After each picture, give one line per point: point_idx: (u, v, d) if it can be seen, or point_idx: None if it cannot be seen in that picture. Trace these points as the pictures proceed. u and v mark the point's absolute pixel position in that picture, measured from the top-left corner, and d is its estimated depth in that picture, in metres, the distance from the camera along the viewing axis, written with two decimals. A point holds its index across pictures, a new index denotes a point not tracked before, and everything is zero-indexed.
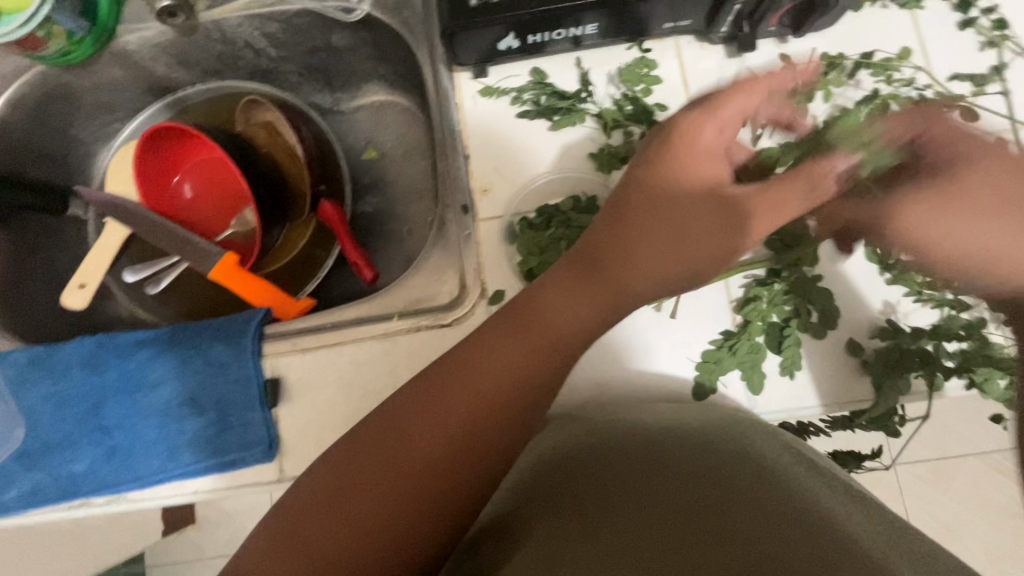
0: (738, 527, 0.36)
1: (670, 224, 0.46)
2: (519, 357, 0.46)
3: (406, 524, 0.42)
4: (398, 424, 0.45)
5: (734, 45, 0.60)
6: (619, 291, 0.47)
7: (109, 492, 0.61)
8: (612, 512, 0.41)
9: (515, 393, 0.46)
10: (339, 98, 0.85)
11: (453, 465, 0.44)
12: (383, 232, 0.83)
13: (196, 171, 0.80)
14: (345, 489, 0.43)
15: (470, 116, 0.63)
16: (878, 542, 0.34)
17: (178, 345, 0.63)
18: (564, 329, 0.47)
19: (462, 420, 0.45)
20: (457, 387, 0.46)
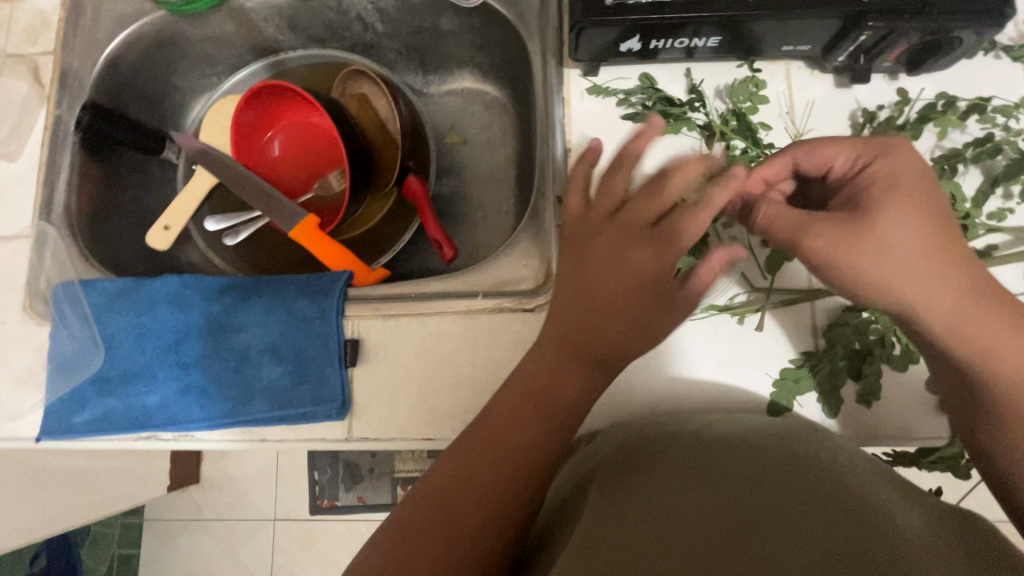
0: (788, 529, 0.38)
1: (623, 269, 0.50)
2: (527, 423, 0.49)
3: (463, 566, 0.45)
4: (443, 490, 0.48)
5: (845, 76, 0.62)
6: (604, 364, 0.51)
7: (179, 428, 0.62)
8: (665, 512, 0.43)
9: (531, 450, 0.49)
10: (430, 81, 0.87)
11: (484, 519, 0.47)
12: (457, 215, 0.84)
13: (289, 131, 0.82)
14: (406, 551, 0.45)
15: (576, 112, 0.64)
16: (932, 542, 0.36)
17: (263, 295, 0.64)
18: (565, 384, 0.51)
19: (489, 471, 0.48)
20: (475, 455, 0.49)
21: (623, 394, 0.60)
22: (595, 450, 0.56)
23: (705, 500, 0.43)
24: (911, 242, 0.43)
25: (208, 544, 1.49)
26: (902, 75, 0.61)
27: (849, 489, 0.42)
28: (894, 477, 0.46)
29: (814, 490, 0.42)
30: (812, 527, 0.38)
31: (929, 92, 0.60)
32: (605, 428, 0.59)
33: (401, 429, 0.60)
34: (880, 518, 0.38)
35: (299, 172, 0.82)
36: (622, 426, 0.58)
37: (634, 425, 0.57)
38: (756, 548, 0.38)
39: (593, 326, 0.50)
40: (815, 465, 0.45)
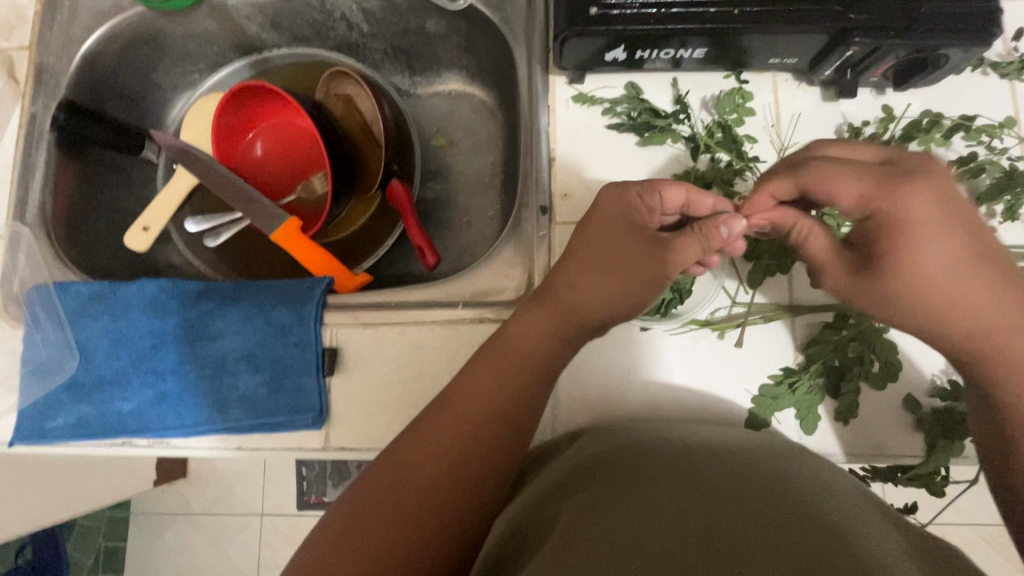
0: (773, 542, 0.38)
1: (600, 241, 0.52)
2: (489, 382, 0.49)
3: (422, 538, 0.43)
4: (406, 460, 0.46)
5: (832, 90, 0.61)
6: (571, 317, 0.51)
7: (154, 435, 0.61)
8: (650, 520, 0.42)
9: (494, 411, 0.48)
10: (417, 82, 0.86)
11: (448, 483, 0.45)
12: (442, 219, 0.83)
13: (271, 131, 0.81)
14: (366, 524, 0.43)
15: (561, 121, 0.64)
16: (905, 565, 0.36)
17: (242, 301, 0.63)
18: (528, 349, 0.50)
19: (454, 439, 0.47)
20: (444, 413, 0.48)
21: (603, 406, 0.60)
22: (572, 453, 0.55)
23: (685, 505, 0.42)
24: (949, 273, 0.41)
25: (196, 539, 1.49)
26: (890, 90, 0.60)
27: (822, 510, 0.41)
28: (868, 498, 0.45)
29: (791, 502, 0.42)
30: (789, 546, 0.37)
31: (915, 109, 0.60)
32: (588, 431, 0.58)
33: (380, 439, 0.60)
34: (857, 542, 0.38)
35: (283, 173, 0.81)
36: (603, 430, 0.57)
37: (616, 430, 0.57)
38: (739, 557, 0.37)
39: (571, 273, 0.52)
40: (790, 481, 0.45)
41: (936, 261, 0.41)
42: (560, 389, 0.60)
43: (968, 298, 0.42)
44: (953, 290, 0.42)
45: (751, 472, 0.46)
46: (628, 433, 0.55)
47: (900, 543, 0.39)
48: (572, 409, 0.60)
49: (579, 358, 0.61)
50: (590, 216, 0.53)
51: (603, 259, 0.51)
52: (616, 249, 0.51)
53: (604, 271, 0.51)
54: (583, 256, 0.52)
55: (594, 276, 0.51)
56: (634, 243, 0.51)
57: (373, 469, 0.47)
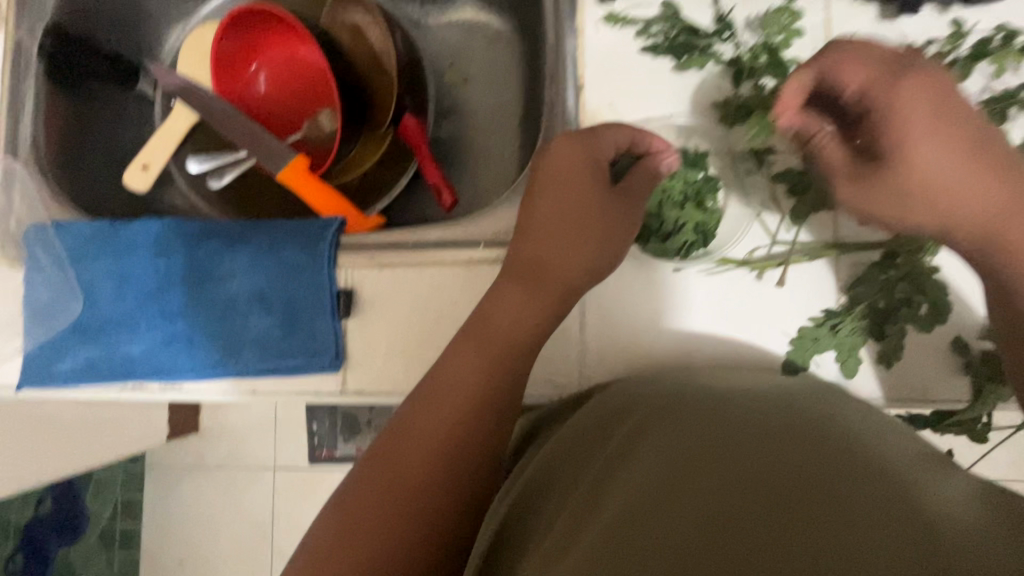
0: (826, 498, 0.36)
1: (568, 204, 0.53)
2: (474, 365, 0.47)
3: (439, 509, 0.43)
4: (415, 434, 0.45)
5: (891, 7, 0.55)
6: (548, 290, 0.51)
7: (164, 378, 0.59)
8: (689, 474, 0.39)
9: (483, 395, 0.47)
10: (429, 11, 0.80)
11: (456, 454, 0.45)
12: (457, 160, 0.78)
13: (274, 62, 0.75)
14: (382, 499, 0.42)
15: (589, 44, 0.59)
16: (976, 514, 0.33)
17: (251, 240, 0.60)
18: (513, 326, 0.49)
19: (457, 416, 0.46)
20: (430, 402, 0.46)
21: (631, 350, 0.57)
22: (594, 405, 0.53)
23: (717, 448, 0.41)
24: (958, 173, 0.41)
25: (211, 490, 1.51)
26: (957, 6, 0.54)
27: (872, 456, 0.39)
28: (921, 443, 0.43)
29: (840, 452, 0.39)
30: (841, 501, 0.35)
31: (987, 26, 0.54)
32: (615, 381, 0.55)
33: (398, 384, 0.57)
34: (910, 490, 0.36)
35: (288, 110, 0.76)
36: (631, 381, 0.55)
37: (645, 380, 0.54)
38: (786, 516, 0.35)
39: (540, 242, 0.53)
40: (841, 430, 0.42)
41: (929, 152, 0.41)
42: (587, 333, 0.58)
43: (961, 188, 0.41)
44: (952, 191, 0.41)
45: (795, 419, 0.43)
46: (660, 383, 0.52)
47: (960, 488, 0.36)
48: (599, 353, 0.57)
49: (606, 300, 0.57)
50: (551, 173, 0.53)
51: (570, 224, 0.52)
52: (579, 213, 0.53)
53: (573, 237, 0.52)
54: (550, 222, 0.53)
55: (564, 245, 0.52)
56: (593, 198, 0.53)
57: (385, 441, 0.46)
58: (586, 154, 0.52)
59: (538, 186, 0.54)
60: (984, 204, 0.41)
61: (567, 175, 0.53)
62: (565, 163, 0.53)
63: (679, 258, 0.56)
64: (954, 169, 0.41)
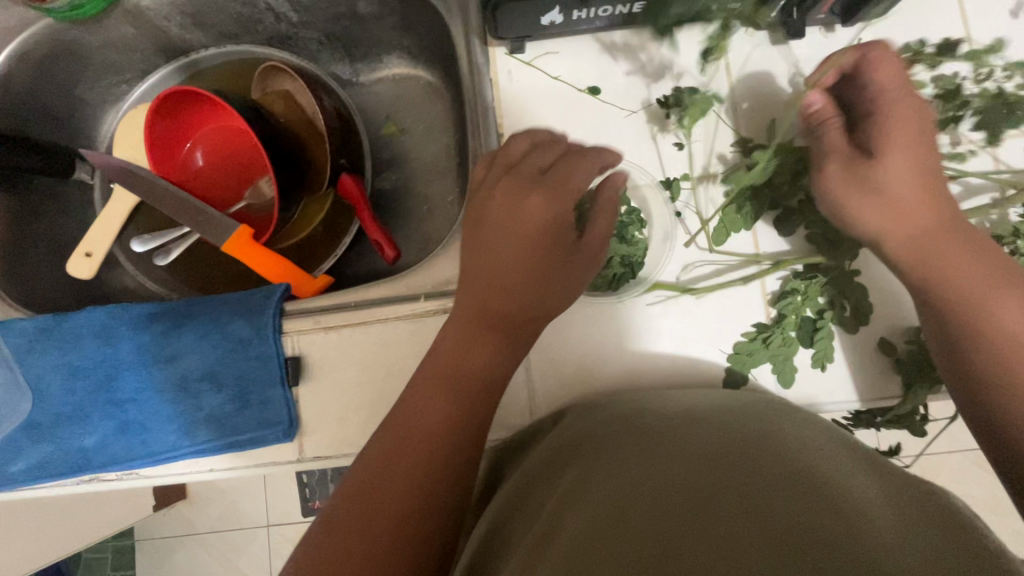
0: (763, 503, 0.37)
1: (522, 247, 0.50)
2: (437, 408, 0.48)
3: (398, 549, 0.43)
4: (377, 476, 0.45)
5: (779, 32, 0.59)
6: (501, 333, 0.50)
7: (120, 467, 0.59)
8: (637, 490, 0.41)
9: (443, 441, 0.47)
10: (359, 69, 0.82)
11: (423, 491, 0.45)
12: (401, 210, 0.80)
13: (211, 138, 0.77)
14: (340, 543, 0.42)
15: (506, 92, 0.61)
16: (892, 513, 0.35)
17: (195, 319, 0.61)
18: (472, 368, 0.49)
19: (421, 454, 0.46)
20: (388, 455, 0.46)
21: (578, 382, 0.59)
22: (551, 438, 0.54)
23: (663, 465, 0.42)
24: (909, 187, 0.47)
25: (205, 558, 1.48)
26: (839, 26, 0.58)
27: (803, 464, 0.41)
28: (854, 446, 0.46)
29: (775, 461, 0.41)
30: (773, 502, 0.37)
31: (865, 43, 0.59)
32: (573, 409, 0.56)
33: (356, 445, 0.58)
34: (837, 493, 0.37)
35: (227, 181, 0.77)
36: (587, 407, 0.56)
37: (599, 406, 0.56)
38: (727, 518, 0.36)
39: (485, 281, 0.51)
40: (775, 441, 0.44)
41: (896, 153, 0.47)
42: (534, 372, 0.59)
43: (906, 197, 0.47)
44: (907, 203, 0.47)
45: (737, 435, 0.45)
46: (611, 412, 0.53)
47: (880, 488, 0.38)
48: (550, 390, 0.59)
49: (549, 336, 0.59)
50: (515, 221, 0.50)
51: (534, 274, 0.49)
52: (532, 258, 0.49)
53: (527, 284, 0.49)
54: (502, 261, 0.50)
55: (514, 290, 0.50)
56: (558, 250, 0.50)
57: (347, 483, 0.46)
58: (554, 195, 0.49)
59: (491, 228, 0.51)
60: (914, 223, 0.47)
61: (525, 216, 0.49)
62: (527, 206, 0.49)
63: (612, 292, 0.58)
64: (902, 184, 0.47)
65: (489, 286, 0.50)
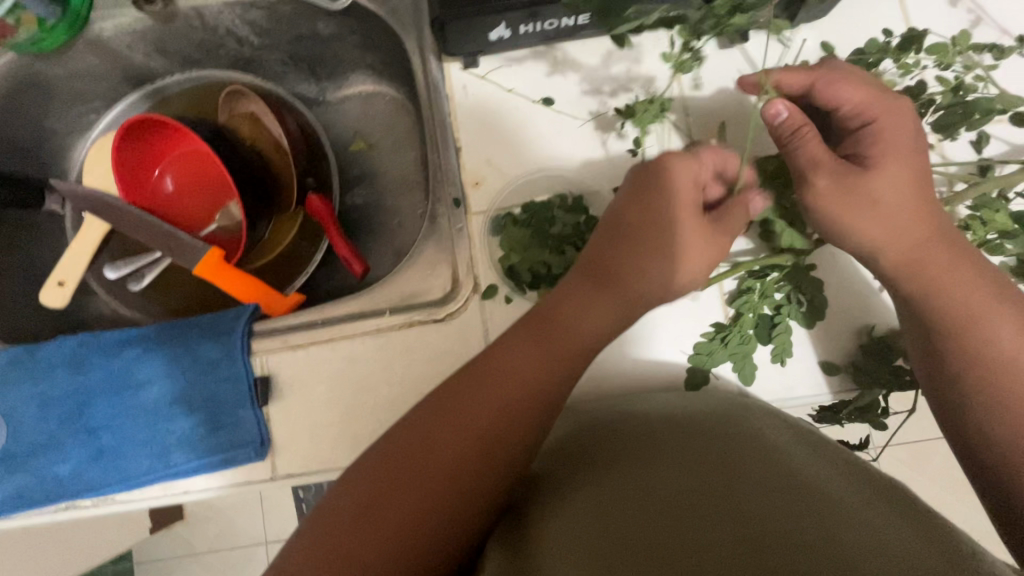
0: (753, 497, 0.39)
1: (649, 217, 0.50)
2: (532, 365, 0.47)
3: (446, 500, 0.43)
4: (437, 427, 0.45)
5: (725, 37, 0.60)
6: (609, 296, 0.49)
7: (96, 494, 0.59)
8: (642, 488, 0.42)
9: (534, 393, 0.46)
10: (325, 88, 0.83)
11: (494, 447, 0.44)
12: (372, 225, 0.81)
13: (179, 162, 0.78)
14: (383, 487, 0.42)
15: (462, 107, 0.62)
16: (868, 510, 0.37)
17: (165, 343, 0.62)
18: (579, 335, 0.48)
19: (498, 411, 0.45)
20: (448, 415, 0.45)
21: None
22: (554, 433, 0.56)
23: (669, 465, 0.44)
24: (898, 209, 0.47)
25: None
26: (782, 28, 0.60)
27: (789, 462, 0.42)
28: (825, 444, 0.48)
29: (767, 459, 0.43)
30: (762, 496, 0.39)
31: (810, 44, 0.60)
32: (566, 407, 0.58)
33: (328, 461, 0.58)
34: (821, 490, 0.39)
35: (198, 205, 0.78)
36: (581, 404, 0.58)
37: (593, 403, 0.57)
38: (726, 510, 0.38)
39: (604, 246, 0.50)
40: (761, 438, 0.46)
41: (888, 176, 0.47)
42: None
43: (901, 220, 0.47)
44: (901, 223, 0.47)
45: (730, 433, 0.46)
46: (606, 410, 0.54)
47: (855, 487, 0.40)
48: None
49: None
50: (651, 188, 0.50)
51: (653, 245, 0.49)
52: (664, 231, 0.50)
53: (646, 259, 0.49)
54: (631, 228, 0.50)
55: (636, 257, 0.49)
56: (692, 227, 0.50)
57: (396, 430, 0.46)
58: (691, 170, 0.50)
59: (624, 199, 0.51)
60: (902, 246, 0.48)
61: (671, 180, 0.50)
62: (670, 173, 0.50)
63: None
64: (901, 206, 0.47)
65: (611, 255, 0.50)
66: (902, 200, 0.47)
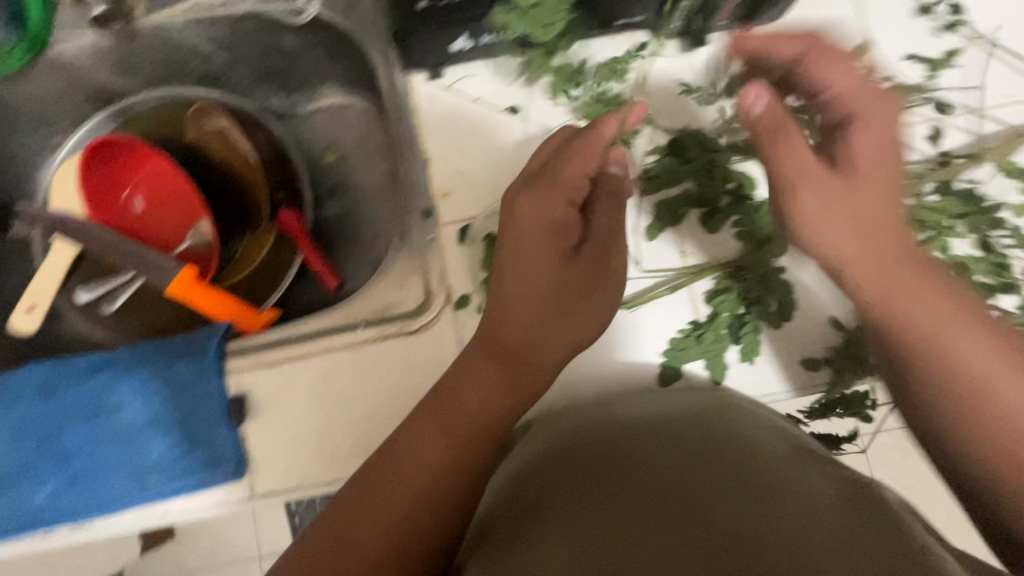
0: (736, 515, 0.38)
1: (540, 253, 0.53)
2: (485, 381, 0.52)
3: (423, 512, 0.48)
4: (399, 449, 0.50)
5: (687, 40, 0.61)
6: (559, 311, 0.53)
7: (69, 522, 0.59)
8: (625, 505, 0.42)
9: (489, 409, 0.52)
10: (296, 101, 0.81)
11: (449, 458, 0.50)
12: (348, 237, 0.81)
13: (147, 183, 0.76)
14: (354, 513, 0.48)
15: (429, 118, 0.62)
16: (848, 523, 0.37)
17: (137, 366, 0.61)
18: (525, 345, 0.52)
19: (456, 431, 0.50)
20: (406, 443, 0.50)
21: None
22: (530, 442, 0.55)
23: (653, 480, 0.43)
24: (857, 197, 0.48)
25: None
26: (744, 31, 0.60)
27: (771, 474, 0.42)
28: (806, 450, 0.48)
29: (751, 472, 0.42)
30: (745, 512, 0.38)
31: None
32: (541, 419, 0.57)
33: (305, 478, 0.58)
34: (804, 504, 0.39)
35: (168, 225, 0.77)
36: (562, 416, 0.57)
37: (574, 413, 0.56)
38: (710, 529, 0.38)
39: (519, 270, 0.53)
40: (744, 449, 0.45)
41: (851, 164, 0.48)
42: None
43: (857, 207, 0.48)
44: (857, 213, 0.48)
45: (711, 443, 0.46)
46: (586, 419, 0.53)
47: (830, 493, 0.41)
48: None
49: None
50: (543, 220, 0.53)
51: (557, 276, 0.53)
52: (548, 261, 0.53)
53: (549, 286, 0.53)
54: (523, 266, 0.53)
55: (547, 281, 0.53)
56: (577, 260, 0.53)
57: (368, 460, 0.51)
58: (557, 195, 0.52)
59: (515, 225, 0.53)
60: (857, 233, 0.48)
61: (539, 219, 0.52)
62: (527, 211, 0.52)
63: None
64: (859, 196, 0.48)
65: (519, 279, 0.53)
66: (859, 213, 0.48)
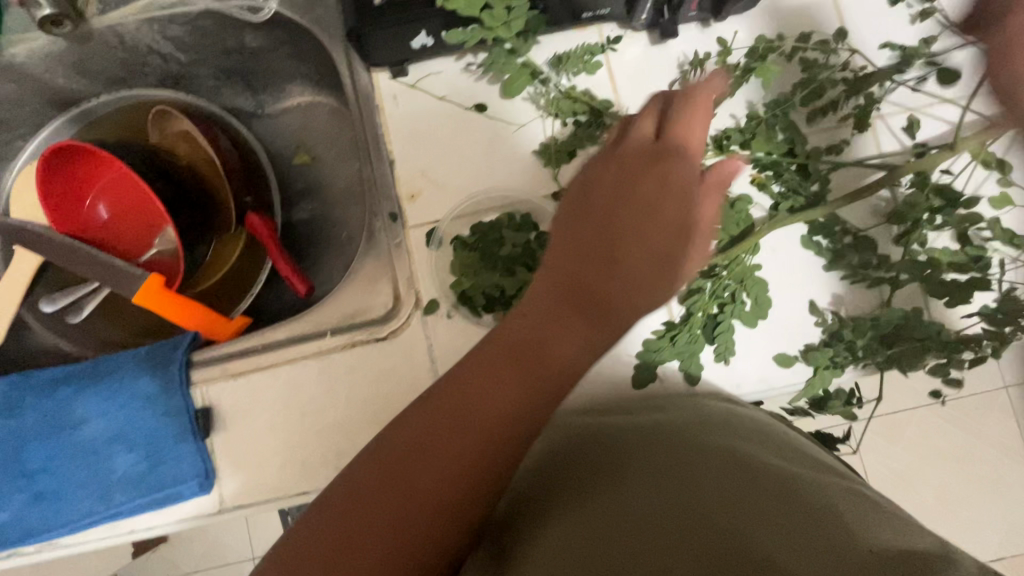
0: (762, 519, 0.35)
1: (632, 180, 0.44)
2: (568, 335, 0.41)
3: (453, 487, 0.38)
4: (459, 399, 0.40)
5: (656, 33, 0.59)
6: (648, 259, 0.42)
7: (37, 540, 0.58)
8: (644, 511, 0.38)
9: (569, 365, 0.41)
10: (264, 100, 0.80)
11: (512, 428, 0.39)
12: (321, 239, 0.79)
13: (110, 189, 0.75)
14: (379, 484, 0.37)
15: (393, 118, 0.60)
16: (863, 518, 0.35)
17: (100, 379, 0.60)
18: (612, 292, 0.41)
19: (518, 397, 0.40)
20: (456, 406, 0.39)
21: None
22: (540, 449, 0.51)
23: (674, 480, 0.40)
24: None
25: None
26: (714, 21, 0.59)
27: (780, 475, 0.40)
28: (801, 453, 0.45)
29: (766, 475, 0.39)
30: (776, 516, 0.35)
31: (743, 35, 0.59)
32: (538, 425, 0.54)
33: (277, 489, 0.57)
34: (822, 506, 0.36)
35: (134, 231, 0.75)
36: (566, 421, 0.53)
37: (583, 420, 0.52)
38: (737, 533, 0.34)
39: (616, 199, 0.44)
40: (748, 452, 0.43)
41: None
42: None
43: None
44: None
45: (721, 445, 0.43)
46: (593, 426, 0.50)
47: (836, 489, 0.39)
48: None
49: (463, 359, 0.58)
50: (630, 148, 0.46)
51: (646, 209, 0.43)
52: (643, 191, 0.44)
53: (639, 227, 0.43)
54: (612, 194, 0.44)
55: (643, 217, 0.43)
56: (678, 191, 0.44)
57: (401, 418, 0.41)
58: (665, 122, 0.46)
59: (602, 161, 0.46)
60: None
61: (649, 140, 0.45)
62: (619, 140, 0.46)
63: None
64: None
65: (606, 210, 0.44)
66: None
